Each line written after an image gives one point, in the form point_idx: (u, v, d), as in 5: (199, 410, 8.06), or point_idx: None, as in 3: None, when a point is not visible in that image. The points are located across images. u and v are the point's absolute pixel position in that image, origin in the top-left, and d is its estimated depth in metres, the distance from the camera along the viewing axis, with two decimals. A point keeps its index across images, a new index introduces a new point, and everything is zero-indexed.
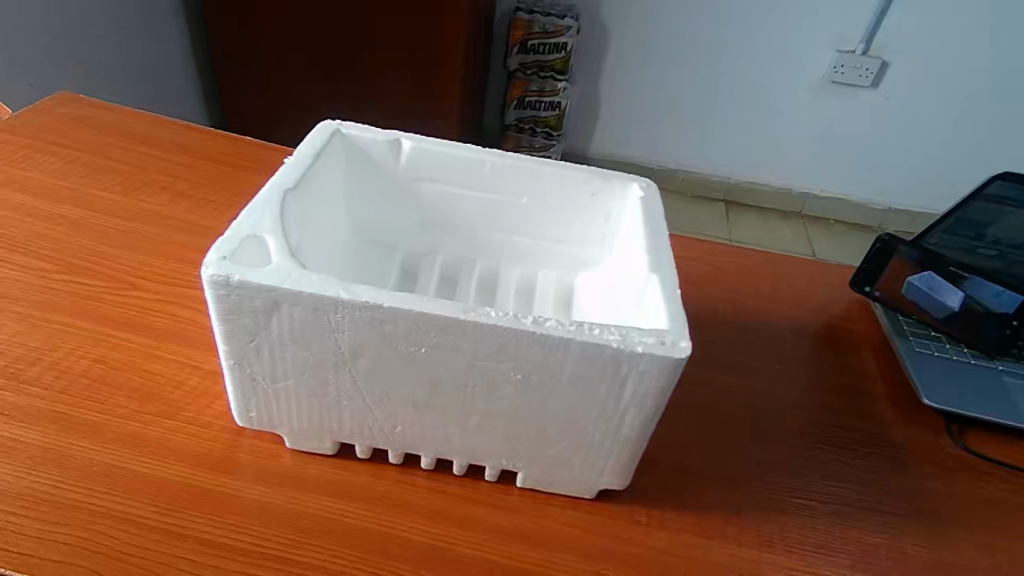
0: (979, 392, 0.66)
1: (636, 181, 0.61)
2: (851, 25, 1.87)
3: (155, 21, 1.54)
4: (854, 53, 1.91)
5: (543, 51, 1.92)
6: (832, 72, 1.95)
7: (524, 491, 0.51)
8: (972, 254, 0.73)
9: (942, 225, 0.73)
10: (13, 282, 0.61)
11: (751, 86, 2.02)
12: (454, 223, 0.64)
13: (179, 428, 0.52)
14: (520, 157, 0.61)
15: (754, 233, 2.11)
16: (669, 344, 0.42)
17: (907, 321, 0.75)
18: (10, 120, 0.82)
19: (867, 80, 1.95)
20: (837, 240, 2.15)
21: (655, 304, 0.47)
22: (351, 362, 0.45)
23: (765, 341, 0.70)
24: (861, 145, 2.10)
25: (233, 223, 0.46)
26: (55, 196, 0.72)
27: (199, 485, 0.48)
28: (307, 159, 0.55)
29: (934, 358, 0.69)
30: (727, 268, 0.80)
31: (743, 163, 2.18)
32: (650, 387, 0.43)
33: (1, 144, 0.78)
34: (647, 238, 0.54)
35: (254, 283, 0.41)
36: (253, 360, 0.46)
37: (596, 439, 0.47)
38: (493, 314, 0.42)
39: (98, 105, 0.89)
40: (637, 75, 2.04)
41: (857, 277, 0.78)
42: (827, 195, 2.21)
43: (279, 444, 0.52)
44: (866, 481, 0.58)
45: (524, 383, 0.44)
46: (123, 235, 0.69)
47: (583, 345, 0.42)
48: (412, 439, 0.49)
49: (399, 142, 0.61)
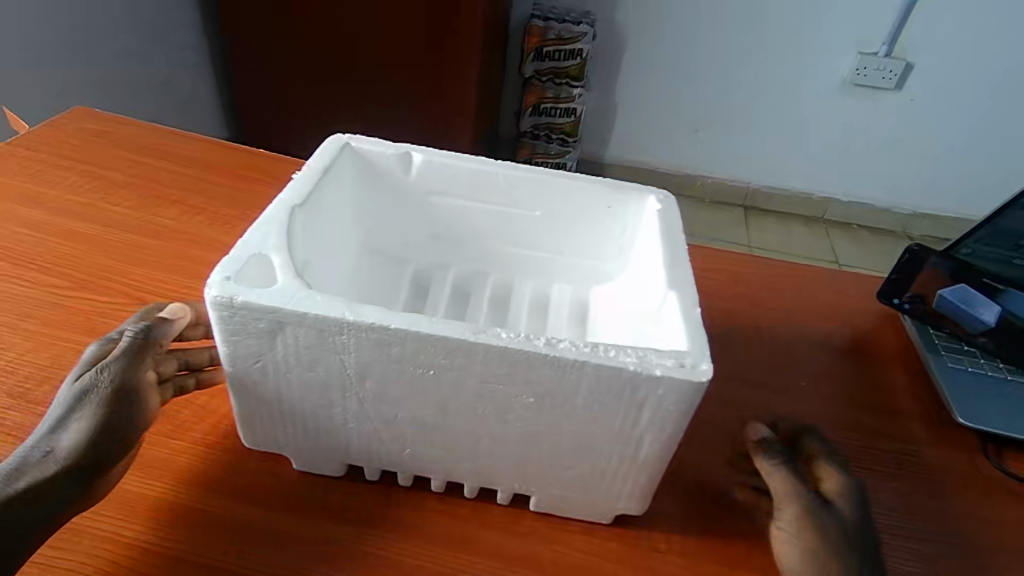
0: (1014, 410, 0.63)
1: (655, 193, 0.58)
2: (873, 26, 1.83)
3: (175, 44, 1.56)
4: (876, 55, 1.86)
5: (559, 58, 1.89)
6: (854, 75, 1.91)
7: (538, 516, 0.50)
8: (1007, 264, 0.73)
9: (978, 234, 0.73)
10: (25, 299, 0.61)
11: (771, 91, 1.98)
12: (467, 236, 0.63)
13: (186, 449, 0.50)
14: (535, 170, 0.59)
15: (774, 239, 2.07)
16: (689, 366, 0.40)
17: (938, 334, 0.70)
18: (27, 136, 0.83)
19: (891, 82, 1.90)
20: (861, 244, 2.10)
21: (673, 324, 0.45)
22: (358, 383, 0.43)
23: (790, 356, 0.68)
24: (884, 149, 2.05)
25: (238, 241, 0.45)
26: (68, 212, 0.72)
27: (200, 507, 0.47)
28: (316, 175, 0.54)
29: (968, 373, 0.66)
30: (750, 279, 0.77)
31: (763, 168, 2.15)
32: (669, 411, 0.41)
33: (17, 160, 0.78)
34: (667, 253, 0.52)
35: (258, 304, 0.40)
36: (259, 382, 0.45)
37: (611, 464, 0.45)
38: (504, 335, 0.41)
39: (112, 119, 0.90)
40: (655, 82, 2.02)
41: (884, 288, 0.74)
42: (850, 199, 2.17)
43: (285, 465, 0.51)
44: (896, 503, 0.55)
45: (536, 407, 0.43)
46: (136, 250, 0.68)
47: (598, 368, 0.40)
48: (422, 462, 0.48)
49: (410, 154, 0.60)
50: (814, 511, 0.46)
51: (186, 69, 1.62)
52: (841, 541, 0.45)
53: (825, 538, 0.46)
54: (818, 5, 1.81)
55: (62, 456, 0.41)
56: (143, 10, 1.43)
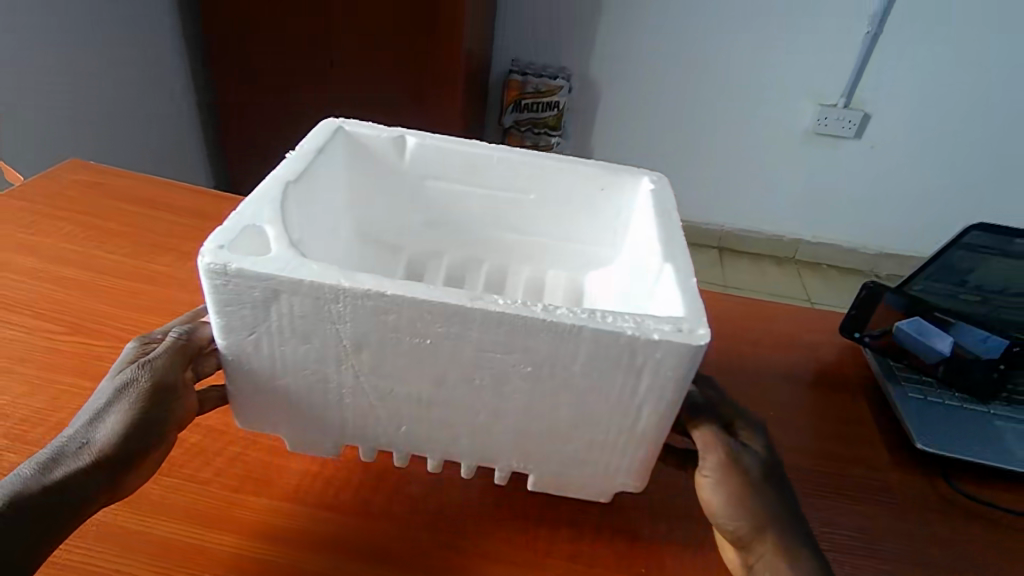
0: (967, 435, 0.63)
1: (646, 174, 0.59)
2: (831, 79, 1.85)
3: (158, 90, 1.54)
4: (835, 107, 1.87)
5: (537, 110, 1.92)
6: (816, 125, 1.91)
7: (530, 546, 0.50)
8: (957, 299, 0.74)
9: (929, 271, 0.73)
10: (18, 343, 0.60)
11: (741, 145, 1.99)
12: (458, 220, 0.62)
13: (179, 486, 0.50)
14: (529, 153, 0.60)
15: (746, 279, 2.05)
16: (687, 331, 0.40)
17: (897, 366, 0.71)
18: (25, 187, 0.82)
19: (851, 131, 1.91)
20: (832, 284, 2.07)
21: (669, 295, 0.45)
22: (354, 355, 0.43)
23: (763, 386, 0.68)
24: (851, 197, 2.05)
25: (231, 212, 0.44)
26: (62, 260, 0.71)
27: (296, 565, 0.46)
28: (310, 154, 0.54)
29: (928, 405, 0.66)
30: (730, 317, 0.77)
31: (735, 211, 2.13)
32: (667, 377, 0.41)
33: (12, 213, 0.77)
34: (662, 226, 0.52)
35: (252, 271, 0.40)
36: (251, 355, 0.44)
37: (611, 437, 0.45)
38: (500, 301, 0.40)
39: (108, 170, 0.88)
40: (623, 127, 2.00)
41: (845, 323, 0.75)
42: (818, 240, 2.15)
43: (280, 500, 0.50)
44: (863, 524, 0.56)
45: (534, 376, 0.42)
46: (128, 295, 0.68)
47: (595, 332, 0.40)
48: (419, 440, 0.47)
49: (403, 138, 0.60)
50: (737, 455, 0.44)
51: (176, 118, 1.62)
52: (765, 483, 0.44)
53: (748, 481, 0.43)
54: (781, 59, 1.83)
55: (96, 447, 0.41)
56: (135, 45, 1.44)
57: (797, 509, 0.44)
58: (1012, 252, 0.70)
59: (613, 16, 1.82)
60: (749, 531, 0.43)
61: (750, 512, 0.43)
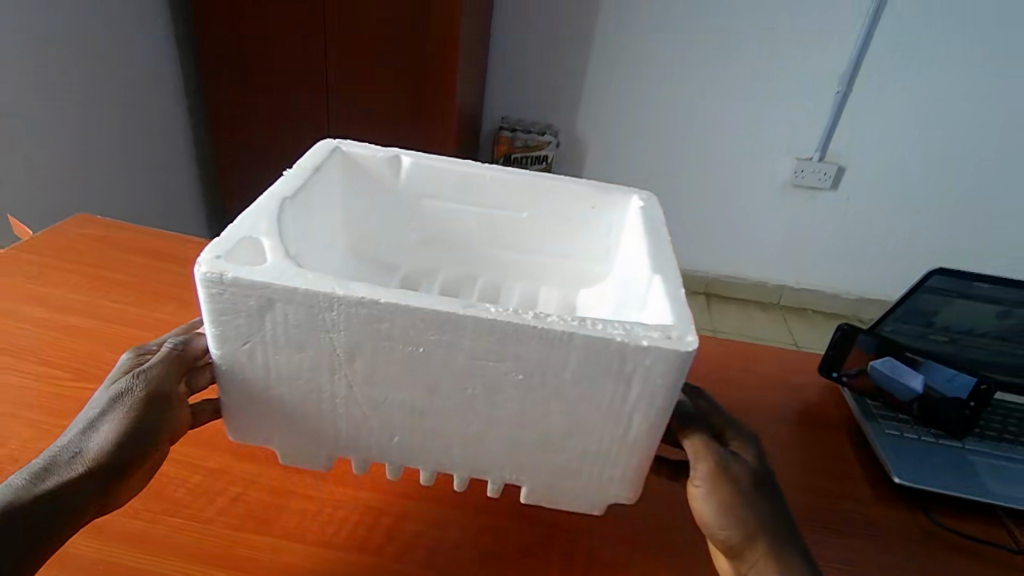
0: (946, 467, 0.65)
1: (636, 193, 0.61)
2: (805, 135, 1.89)
3: (150, 137, 1.58)
4: (811, 160, 1.91)
5: (527, 165, 1.92)
6: (793, 177, 1.95)
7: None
8: (926, 340, 0.73)
9: (897, 313, 0.73)
10: (25, 390, 0.61)
11: (722, 197, 2.02)
12: (452, 238, 0.63)
13: (182, 526, 0.51)
14: (522, 173, 0.61)
15: (733, 323, 2.04)
16: (676, 338, 0.40)
17: (874, 404, 0.73)
18: (35, 240, 0.83)
19: (827, 182, 1.94)
20: (819, 328, 2.07)
21: (659, 304, 0.46)
22: (347, 364, 0.43)
23: (755, 425, 0.69)
24: (832, 244, 2.06)
25: (229, 225, 0.45)
26: (69, 309, 0.71)
27: None
28: (307, 172, 0.55)
29: (905, 441, 0.68)
30: (722, 359, 0.79)
31: (719, 257, 2.14)
32: (657, 384, 0.41)
33: (18, 265, 0.78)
34: (650, 241, 0.53)
35: (247, 280, 0.40)
36: (244, 365, 0.44)
37: (604, 447, 0.45)
38: (492, 309, 0.41)
39: (115, 224, 0.88)
40: (606, 177, 2.03)
41: (823, 362, 0.75)
42: (802, 286, 2.15)
43: (279, 537, 0.51)
44: (850, 557, 0.57)
45: (526, 385, 0.43)
46: (132, 341, 0.68)
47: (586, 340, 0.40)
48: (411, 452, 0.47)
49: (398, 158, 0.61)
50: (727, 463, 0.45)
51: (165, 168, 1.66)
52: (755, 493, 0.44)
53: (739, 490, 0.44)
54: (757, 116, 1.87)
55: (88, 455, 0.41)
56: (131, 94, 1.48)
57: (786, 517, 0.44)
58: (976, 294, 0.69)
59: (591, 75, 1.87)
60: (740, 540, 0.43)
61: (741, 521, 0.43)
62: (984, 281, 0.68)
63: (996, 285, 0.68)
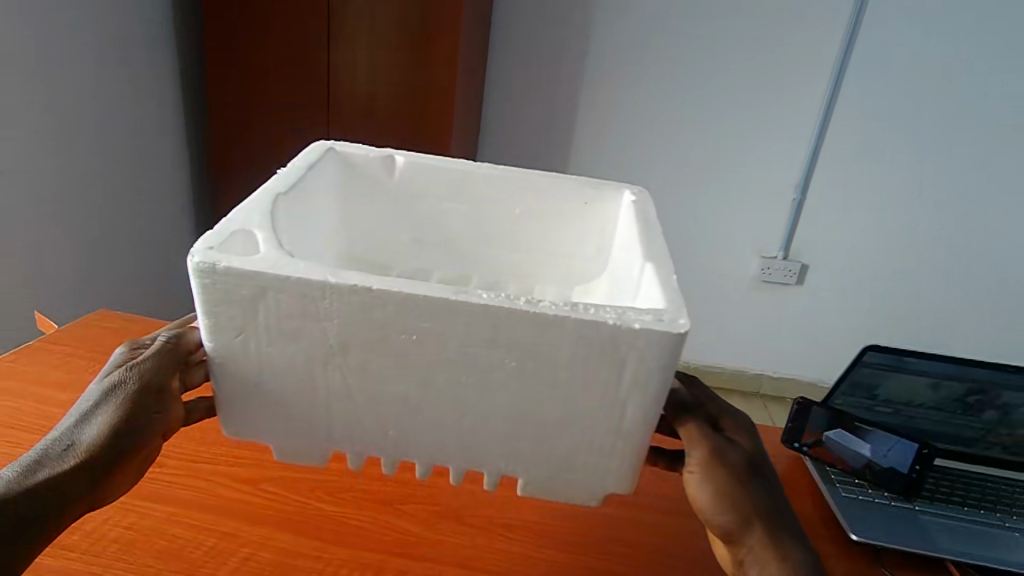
0: (901, 526, 0.69)
1: (629, 188, 0.62)
2: (768, 234, 1.87)
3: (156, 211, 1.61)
4: (776, 259, 1.89)
5: None
6: (761, 275, 1.92)
7: None
8: (872, 411, 0.78)
9: (843, 387, 0.76)
10: None
11: (690, 300, 1.98)
12: (445, 237, 0.63)
13: None
14: (510, 170, 0.62)
15: None
16: (668, 320, 0.41)
17: (834, 470, 0.76)
18: (58, 334, 0.81)
19: (793, 278, 1.91)
20: None
21: (652, 287, 0.46)
22: (340, 354, 0.43)
23: None
24: (804, 340, 2.02)
25: (222, 218, 0.45)
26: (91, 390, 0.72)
27: None
28: (302, 169, 0.56)
29: (862, 503, 0.72)
30: None
31: (699, 343, 2.07)
32: (651, 369, 0.41)
33: (41, 360, 0.77)
34: (641, 232, 0.54)
35: (240, 269, 0.40)
36: (238, 355, 0.44)
37: (600, 439, 0.45)
38: (484, 295, 0.41)
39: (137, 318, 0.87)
40: None
41: (785, 434, 0.77)
42: (780, 374, 2.09)
43: None
44: None
45: (520, 370, 0.42)
46: None
47: (578, 323, 0.40)
48: (408, 444, 0.47)
49: (392, 157, 0.62)
50: (723, 449, 0.45)
51: None
52: (749, 479, 0.44)
53: (735, 476, 0.44)
54: (723, 221, 1.86)
55: (80, 447, 0.42)
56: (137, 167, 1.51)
57: (779, 505, 0.45)
58: (910, 368, 0.75)
59: None
60: (735, 527, 0.43)
61: (733, 507, 0.43)
62: (914, 354, 0.75)
63: (924, 359, 0.75)
